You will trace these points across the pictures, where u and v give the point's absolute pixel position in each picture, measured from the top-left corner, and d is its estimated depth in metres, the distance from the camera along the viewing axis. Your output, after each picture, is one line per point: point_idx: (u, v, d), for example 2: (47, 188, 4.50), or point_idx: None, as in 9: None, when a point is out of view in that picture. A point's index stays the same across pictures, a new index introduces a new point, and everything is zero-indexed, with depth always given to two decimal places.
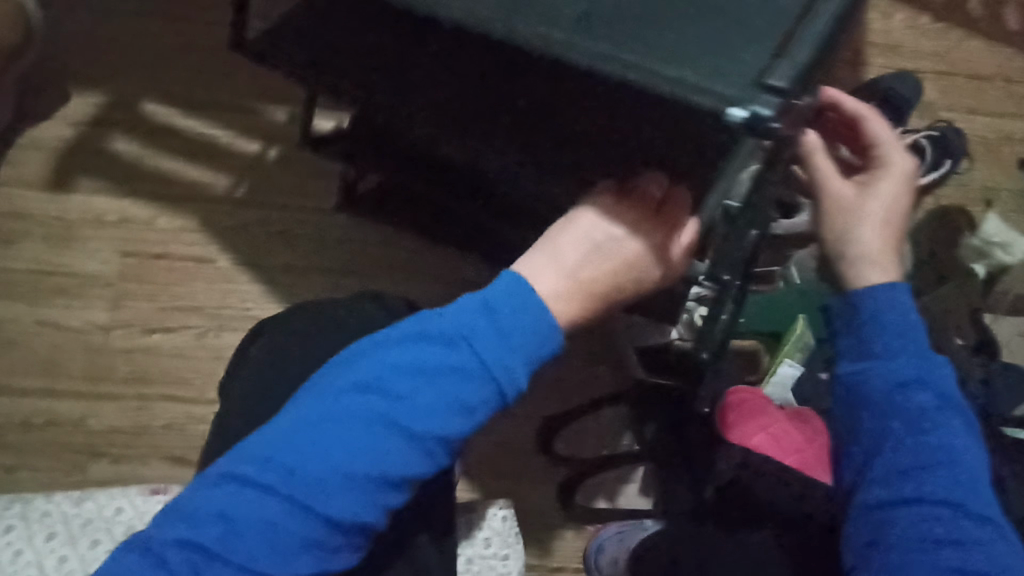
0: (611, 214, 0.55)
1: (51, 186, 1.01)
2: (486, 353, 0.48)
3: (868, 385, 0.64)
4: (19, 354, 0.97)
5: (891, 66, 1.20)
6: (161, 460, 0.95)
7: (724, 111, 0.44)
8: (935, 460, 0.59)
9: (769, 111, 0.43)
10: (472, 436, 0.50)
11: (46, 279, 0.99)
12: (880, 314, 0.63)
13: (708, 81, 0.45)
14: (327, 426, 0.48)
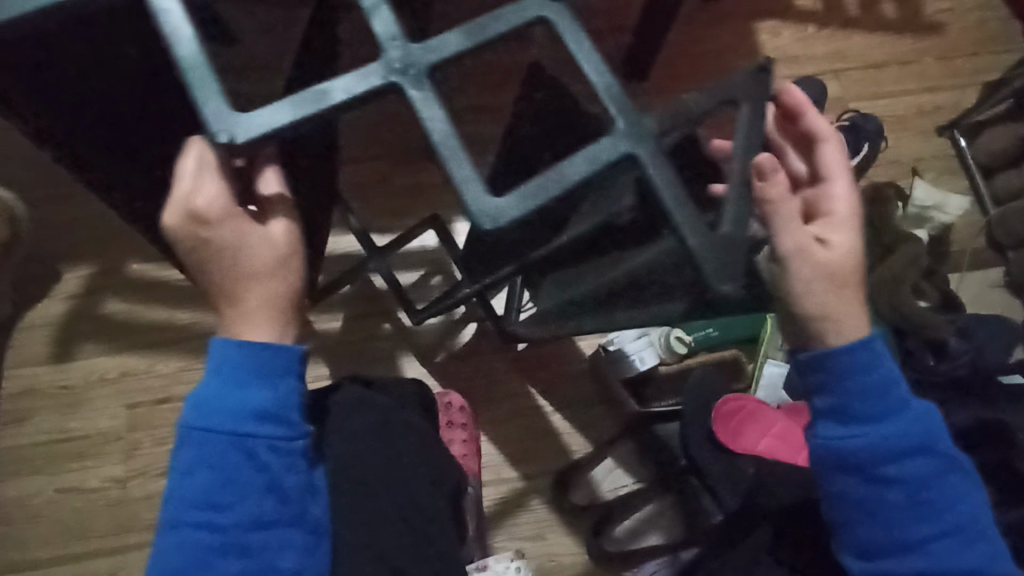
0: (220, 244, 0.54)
1: (57, 359, 1.08)
2: (239, 410, 0.56)
3: (851, 453, 0.62)
4: (44, 524, 1.01)
5: (793, 74, 1.31)
6: None
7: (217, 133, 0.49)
8: (921, 501, 0.61)
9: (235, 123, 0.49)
10: (294, 447, 0.59)
11: (60, 447, 1.04)
12: (854, 356, 0.61)
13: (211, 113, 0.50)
14: (188, 534, 0.55)
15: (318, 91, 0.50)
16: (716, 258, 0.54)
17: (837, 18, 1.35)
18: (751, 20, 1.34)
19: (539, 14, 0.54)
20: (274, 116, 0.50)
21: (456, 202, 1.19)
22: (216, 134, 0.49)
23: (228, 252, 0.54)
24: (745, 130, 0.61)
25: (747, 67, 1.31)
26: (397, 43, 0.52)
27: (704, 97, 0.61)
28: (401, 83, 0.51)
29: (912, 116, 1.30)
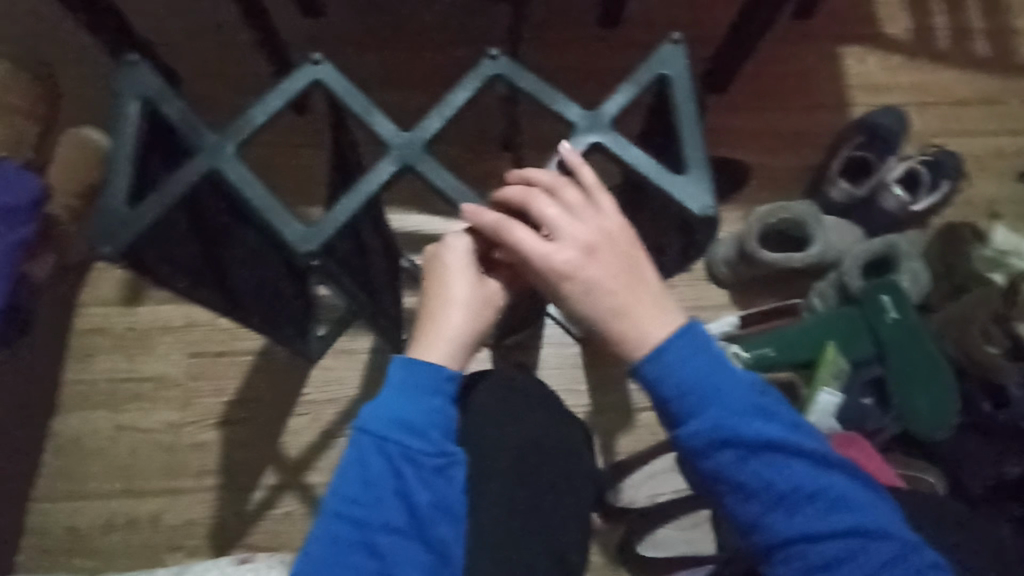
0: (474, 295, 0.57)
1: (125, 302, 1.11)
2: (416, 418, 0.55)
3: (692, 449, 0.57)
4: (100, 458, 1.05)
5: (876, 102, 1.29)
6: (234, 549, 1.02)
7: (297, 241, 0.60)
8: (733, 483, 0.57)
9: (300, 231, 0.60)
10: (462, 467, 0.57)
11: (123, 387, 1.08)
12: (658, 371, 0.56)
13: (286, 230, 0.61)
14: (355, 533, 0.53)
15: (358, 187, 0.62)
16: (685, 201, 0.61)
17: (927, 51, 1.32)
18: (838, 43, 1.32)
19: (494, 73, 0.65)
20: (336, 219, 0.61)
21: None
22: (300, 248, 0.60)
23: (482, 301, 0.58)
24: (681, 95, 0.64)
25: (828, 90, 1.29)
26: (399, 136, 0.63)
27: (635, 87, 0.65)
28: (410, 162, 0.62)
29: (995, 158, 1.27)
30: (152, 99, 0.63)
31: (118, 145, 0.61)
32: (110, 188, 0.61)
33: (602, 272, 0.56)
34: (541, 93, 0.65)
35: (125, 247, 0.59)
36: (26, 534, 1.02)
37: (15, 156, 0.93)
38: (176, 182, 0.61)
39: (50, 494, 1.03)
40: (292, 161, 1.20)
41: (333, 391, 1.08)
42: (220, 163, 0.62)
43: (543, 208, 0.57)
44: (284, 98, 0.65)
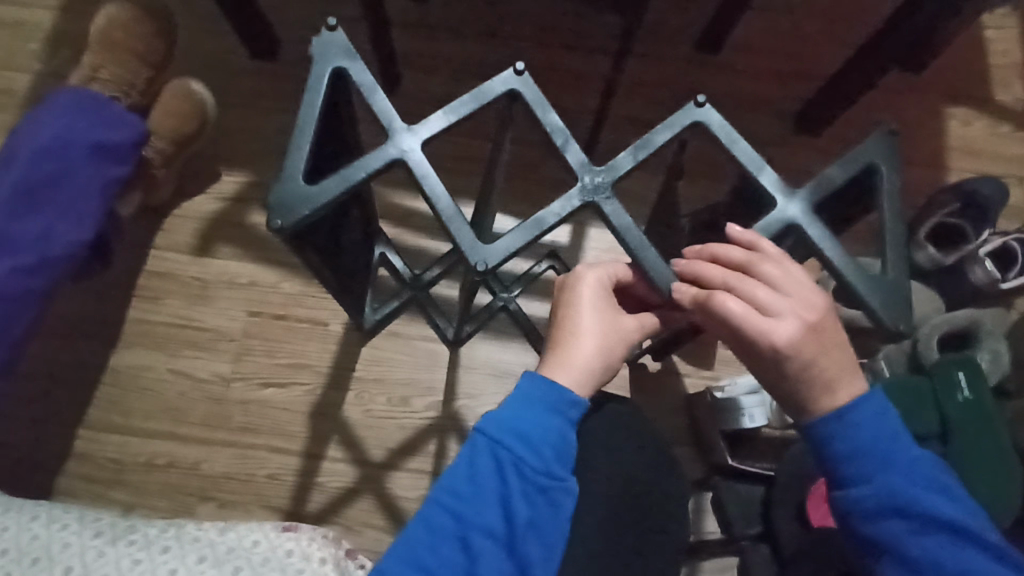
0: (611, 325, 0.56)
1: (197, 251, 1.14)
2: (533, 431, 0.53)
3: (856, 511, 0.54)
4: (150, 397, 1.08)
5: (976, 169, 1.24)
6: (263, 509, 1.04)
7: (476, 257, 0.58)
8: (899, 555, 0.53)
9: (478, 249, 0.58)
10: (569, 496, 0.53)
11: (181, 333, 1.11)
12: (835, 428, 0.53)
13: (468, 246, 0.58)
14: (449, 529, 0.51)
15: (537, 217, 0.59)
16: (882, 297, 0.59)
17: None
18: (945, 102, 1.27)
19: (696, 118, 0.63)
20: (512, 238, 0.59)
21: None
22: (473, 263, 0.57)
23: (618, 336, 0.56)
24: (889, 185, 0.62)
25: (928, 149, 1.24)
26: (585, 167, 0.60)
27: (847, 163, 0.63)
28: (597, 201, 0.60)
29: None
30: (347, 71, 0.61)
31: (306, 113, 0.60)
32: (293, 158, 0.59)
33: (815, 349, 0.51)
34: (745, 150, 0.62)
35: (295, 225, 0.58)
36: (71, 458, 1.05)
37: (125, 97, 0.96)
38: (363, 165, 0.59)
39: (99, 424, 1.07)
40: None
41: (380, 371, 1.10)
42: (408, 155, 0.60)
43: (751, 284, 0.52)
44: (483, 100, 0.62)
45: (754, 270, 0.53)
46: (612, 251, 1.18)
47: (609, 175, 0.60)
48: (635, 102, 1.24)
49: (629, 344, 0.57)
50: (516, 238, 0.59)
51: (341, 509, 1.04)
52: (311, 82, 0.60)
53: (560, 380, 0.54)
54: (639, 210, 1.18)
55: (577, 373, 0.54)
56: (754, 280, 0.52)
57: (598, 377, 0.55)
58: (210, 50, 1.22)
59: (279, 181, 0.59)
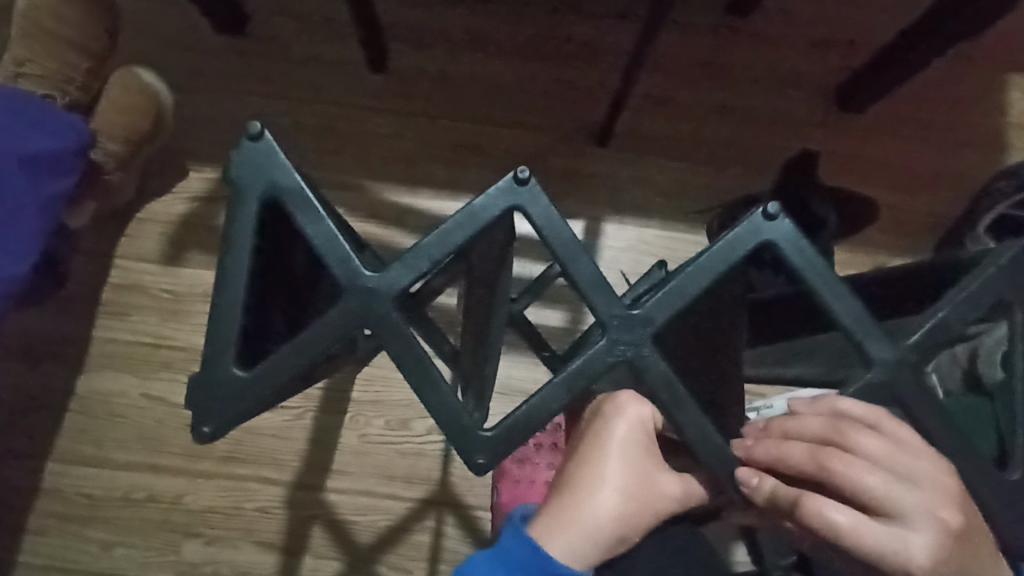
0: (635, 486, 0.42)
1: (166, 261, 1.02)
2: None
3: None
4: (123, 426, 0.98)
5: None
6: (254, 546, 0.96)
7: (472, 458, 0.44)
8: None
9: (476, 446, 0.44)
10: None
11: (153, 353, 1.00)
12: None
13: (460, 443, 0.44)
14: None
15: (545, 397, 0.44)
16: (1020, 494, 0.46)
17: None
18: (1008, 71, 1.11)
19: (767, 243, 0.46)
20: (519, 423, 0.45)
21: (606, 199, 1.06)
22: (470, 464, 0.44)
23: (644, 504, 0.42)
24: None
25: (988, 131, 1.10)
26: (616, 322, 0.44)
27: (965, 304, 0.46)
28: (629, 360, 0.44)
29: None
30: (282, 195, 0.44)
31: (230, 266, 0.44)
32: (218, 332, 0.45)
33: (962, 563, 0.38)
34: (834, 293, 0.46)
35: (231, 426, 0.45)
36: (40, 494, 0.96)
37: (62, 95, 0.83)
38: (316, 331, 0.44)
39: (69, 456, 0.97)
40: (364, 128, 1.06)
41: (376, 392, 0.99)
42: (373, 312, 0.44)
43: (853, 468, 0.40)
44: (474, 224, 0.45)
45: (852, 446, 0.41)
46: (631, 249, 1.05)
47: (647, 329, 0.44)
48: (657, 79, 1.09)
49: (656, 510, 0.43)
50: (526, 420, 0.44)
51: (339, 544, 0.96)
52: (232, 222, 0.44)
53: (556, 550, 0.40)
54: (658, 205, 1.06)
55: (581, 544, 0.41)
56: (857, 461, 0.40)
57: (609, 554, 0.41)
58: (171, 25, 1.06)
59: (204, 364, 0.45)
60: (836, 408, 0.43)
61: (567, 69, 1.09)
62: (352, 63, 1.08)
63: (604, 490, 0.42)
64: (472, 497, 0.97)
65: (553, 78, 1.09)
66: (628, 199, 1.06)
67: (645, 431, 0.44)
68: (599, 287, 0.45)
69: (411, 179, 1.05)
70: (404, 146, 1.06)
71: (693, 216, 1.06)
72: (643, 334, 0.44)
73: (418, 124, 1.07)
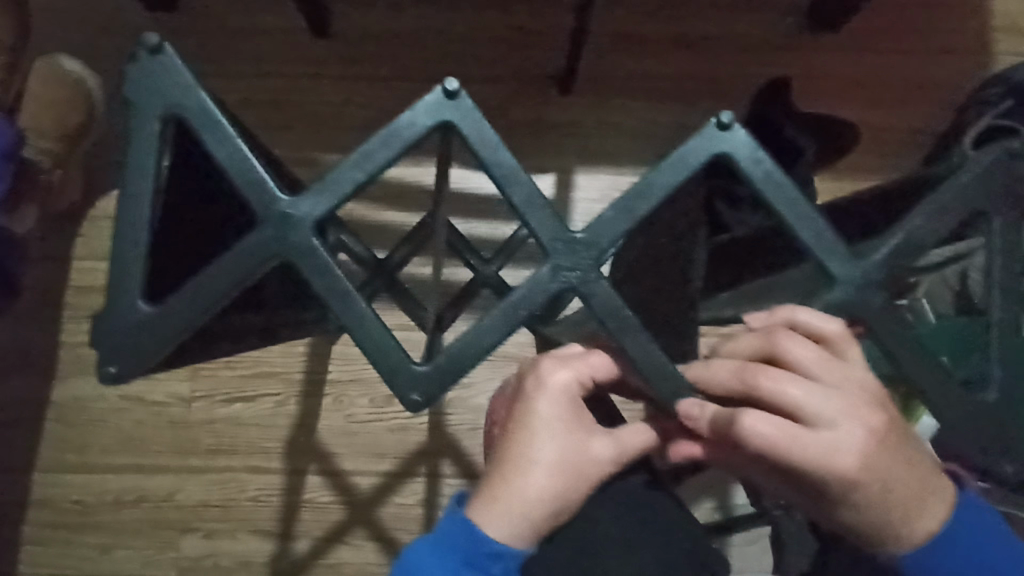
0: (568, 457, 0.42)
1: None
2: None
3: None
4: (104, 430, 0.96)
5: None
6: (252, 534, 0.95)
7: (402, 385, 0.42)
8: None
9: (407, 373, 0.42)
10: None
11: None
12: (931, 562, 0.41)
13: (392, 371, 0.41)
14: None
15: (478, 324, 0.42)
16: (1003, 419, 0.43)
17: None
18: None
19: (716, 156, 0.42)
20: (458, 340, 0.42)
21: (574, 147, 1.01)
22: (403, 395, 0.42)
23: (578, 471, 0.42)
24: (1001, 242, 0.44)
25: (969, 35, 1.04)
26: (555, 246, 0.41)
27: (937, 218, 0.43)
28: (567, 286, 0.41)
29: None
30: (185, 114, 0.41)
31: (132, 192, 0.42)
32: (122, 266, 0.42)
33: (897, 464, 0.38)
34: (797, 206, 0.42)
35: (138, 366, 0.43)
36: (31, 506, 0.95)
37: None
38: (228, 263, 0.41)
39: (54, 465, 0.96)
40: (313, 96, 1.01)
41: (356, 370, 0.97)
42: (290, 239, 0.41)
43: (780, 382, 0.38)
44: (397, 145, 0.41)
45: (778, 352, 0.40)
46: (605, 199, 1.00)
47: (591, 250, 0.41)
48: (618, 13, 1.03)
49: (594, 477, 0.43)
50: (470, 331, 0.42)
51: (335, 527, 0.95)
52: (134, 144, 0.42)
53: (490, 529, 0.41)
54: (629, 149, 1.01)
55: (515, 519, 0.41)
56: (774, 361, 0.40)
57: (546, 522, 0.42)
58: (97, 7, 1.00)
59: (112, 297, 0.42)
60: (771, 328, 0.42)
61: (521, 11, 1.03)
62: (293, 28, 1.01)
63: (534, 465, 0.41)
64: (464, 466, 0.96)
65: (506, 23, 1.02)
66: (598, 145, 1.02)
67: (576, 392, 0.44)
68: (538, 210, 0.41)
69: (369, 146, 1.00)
70: (357, 111, 1.01)
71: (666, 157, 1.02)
72: (582, 246, 0.41)
73: (370, 87, 1.01)
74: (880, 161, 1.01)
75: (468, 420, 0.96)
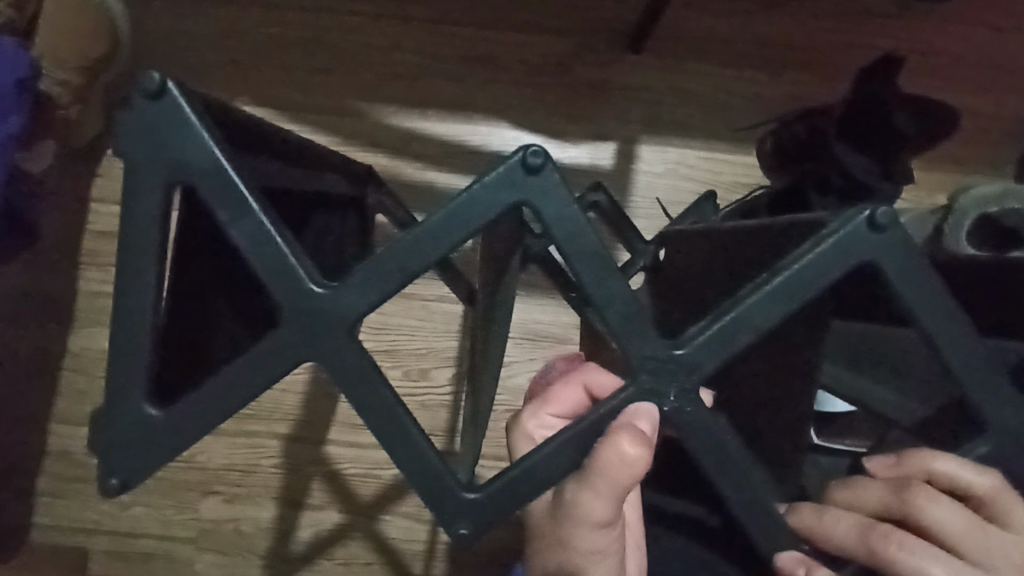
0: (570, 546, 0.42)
1: None
2: None
3: None
4: None
5: None
6: (274, 501, 0.92)
7: (449, 517, 0.35)
8: None
9: (450, 504, 0.35)
10: None
11: None
12: None
13: (436, 502, 0.36)
14: None
15: (543, 456, 0.35)
16: None
17: None
18: None
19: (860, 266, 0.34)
20: (515, 476, 0.35)
21: (643, 115, 0.92)
22: (449, 532, 0.36)
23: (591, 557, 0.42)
24: None
25: None
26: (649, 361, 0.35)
27: None
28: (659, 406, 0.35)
29: None
30: (194, 182, 0.33)
31: (132, 276, 0.34)
32: (120, 365, 0.35)
33: None
34: (960, 331, 0.34)
35: (144, 476, 0.37)
36: (48, 456, 0.92)
37: None
38: (250, 367, 0.35)
39: (72, 416, 0.92)
40: (359, 37, 0.91)
41: (390, 341, 0.92)
42: (331, 338, 0.35)
43: (916, 558, 0.36)
44: (461, 231, 0.34)
45: (912, 514, 0.37)
46: (670, 174, 0.92)
47: (692, 374, 0.35)
48: None
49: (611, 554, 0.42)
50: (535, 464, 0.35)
51: (360, 500, 0.92)
52: (128, 214, 0.34)
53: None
54: (702, 120, 0.92)
55: None
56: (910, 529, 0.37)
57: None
58: None
59: (107, 403, 0.36)
60: (904, 477, 0.39)
61: None
62: None
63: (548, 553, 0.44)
64: (493, 449, 0.91)
65: None
66: (669, 115, 0.92)
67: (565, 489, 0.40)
68: (633, 316, 0.34)
69: (417, 99, 0.91)
70: (406, 59, 0.91)
71: (741, 133, 0.92)
72: (685, 364, 0.34)
73: (423, 31, 0.91)
74: (977, 155, 0.92)
75: (505, 402, 0.91)
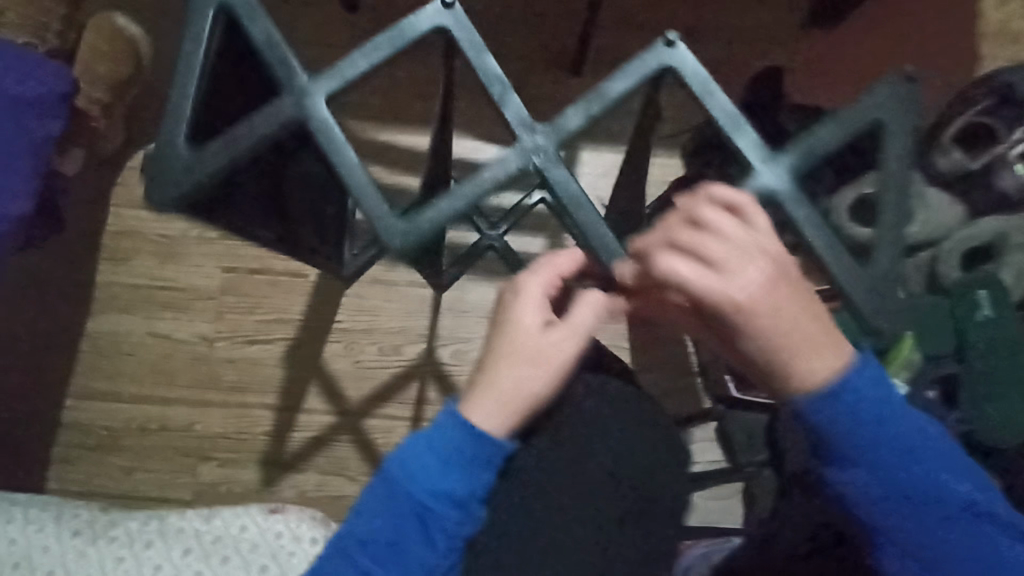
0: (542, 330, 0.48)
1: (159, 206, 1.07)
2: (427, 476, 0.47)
3: (856, 488, 0.47)
4: (133, 361, 1.05)
5: (1006, 58, 1.11)
6: (262, 465, 1.02)
7: (387, 221, 0.51)
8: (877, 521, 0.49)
9: (389, 216, 0.51)
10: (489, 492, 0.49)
11: (155, 294, 1.06)
12: (829, 409, 0.45)
13: (379, 214, 0.51)
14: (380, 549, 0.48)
15: (458, 185, 0.52)
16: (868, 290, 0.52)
17: None
18: None
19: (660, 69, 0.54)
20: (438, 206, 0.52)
21: None
22: (387, 236, 0.51)
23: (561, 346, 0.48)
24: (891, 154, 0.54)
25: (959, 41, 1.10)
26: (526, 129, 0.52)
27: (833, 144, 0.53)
28: (536, 163, 0.52)
29: None
30: (239, 9, 0.53)
31: (189, 65, 0.53)
32: (173, 117, 0.53)
33: (789, 304, 0.43)
34: (722, 107, 0.53)
35: (176, 189, 0.52)
36: (62, 428, 1.03)
37: (42, 43, 0.85)
38: (254, 121, 0.52)
39: (85, 391, 1.04)
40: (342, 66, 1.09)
41: (367, 321, 1.05)
42: (313, 107, 0.52)
43: (694, 229, 0.43)
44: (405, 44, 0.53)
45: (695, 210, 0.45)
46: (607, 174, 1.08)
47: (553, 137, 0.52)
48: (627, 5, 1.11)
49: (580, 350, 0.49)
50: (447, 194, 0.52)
51: (339, 462, 1.02)
52: (195, 27, 0.53)
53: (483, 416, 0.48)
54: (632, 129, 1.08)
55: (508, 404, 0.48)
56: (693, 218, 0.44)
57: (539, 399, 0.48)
58: None
59: (160, 141, 0.53)
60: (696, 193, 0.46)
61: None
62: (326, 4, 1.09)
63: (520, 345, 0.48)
64: None
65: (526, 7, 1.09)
66: (605, 125, 1.09)
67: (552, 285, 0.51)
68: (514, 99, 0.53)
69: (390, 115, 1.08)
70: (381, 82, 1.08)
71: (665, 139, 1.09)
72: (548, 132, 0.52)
73: None
74: None
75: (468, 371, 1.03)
